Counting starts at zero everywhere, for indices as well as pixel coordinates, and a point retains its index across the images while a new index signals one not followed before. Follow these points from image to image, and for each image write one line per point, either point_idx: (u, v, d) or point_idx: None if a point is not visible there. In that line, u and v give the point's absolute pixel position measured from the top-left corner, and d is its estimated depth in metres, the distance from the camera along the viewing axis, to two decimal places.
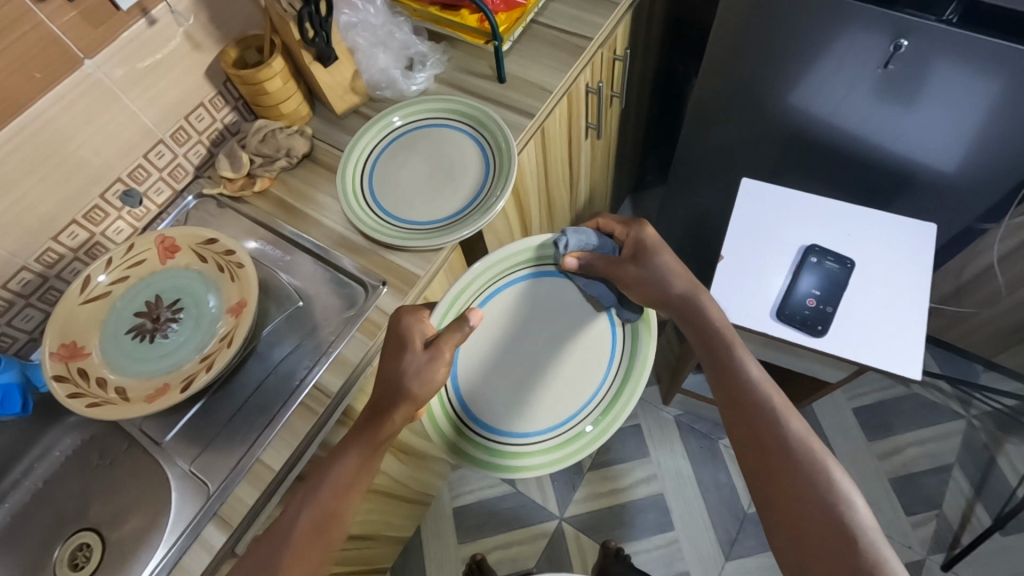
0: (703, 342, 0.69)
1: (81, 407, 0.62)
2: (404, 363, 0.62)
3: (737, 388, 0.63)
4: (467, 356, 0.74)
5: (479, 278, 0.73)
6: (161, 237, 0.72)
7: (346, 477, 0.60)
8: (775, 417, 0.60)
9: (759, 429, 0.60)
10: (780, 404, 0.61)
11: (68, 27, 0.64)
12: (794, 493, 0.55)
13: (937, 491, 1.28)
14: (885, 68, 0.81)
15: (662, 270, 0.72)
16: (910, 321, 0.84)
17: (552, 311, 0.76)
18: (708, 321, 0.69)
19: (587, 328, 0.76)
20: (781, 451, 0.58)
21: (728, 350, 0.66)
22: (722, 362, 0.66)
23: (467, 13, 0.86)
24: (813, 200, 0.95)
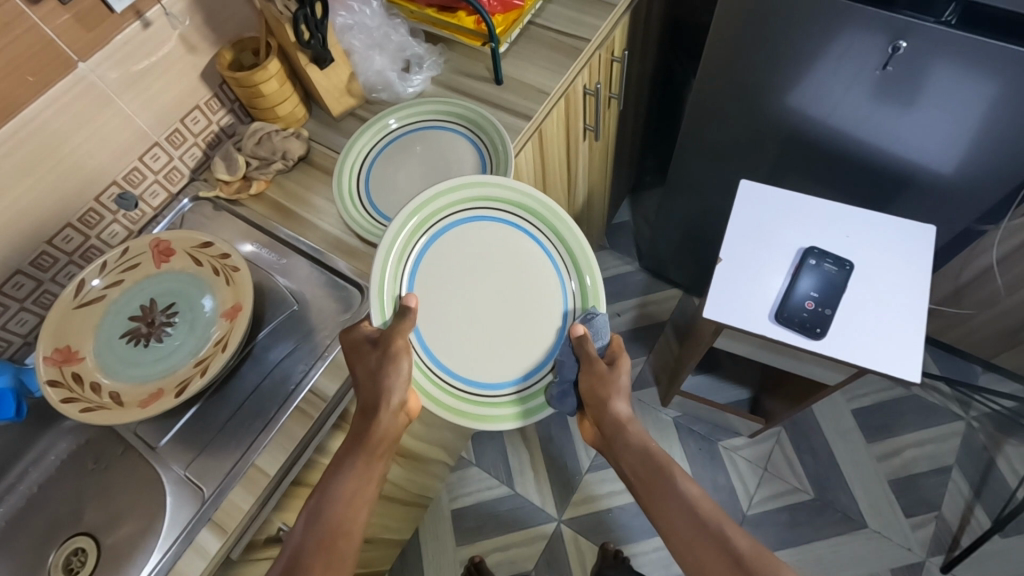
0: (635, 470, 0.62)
1: (75, 412, 0.62)
2: (371, 362, 0.61)
3: (679, 524, 0.56)
4: (427, 335, 0.66)
5: (391, 260, 0.63)
6: (155, 240, 0.71)
7: (352, 484, 0.59)
8: (723, 548, 0.53)
9: (712, 565, 0.53)
10: (724, 527, 0.55)
11: (63, 30, 0.64)
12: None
13: (937, 492, 1.27)
14: (883, 70, 0.81)
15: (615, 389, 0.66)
16: (908, 323, 0.84)
17: (479, 256, 0.69)
18: (635, 445, 0.63)
19: (523, 258, 0.70)
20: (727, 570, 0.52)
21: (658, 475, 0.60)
22: (655, 492, 0.60)
23: (463, 16, 0.85)
24: (812, 202, 0.94)
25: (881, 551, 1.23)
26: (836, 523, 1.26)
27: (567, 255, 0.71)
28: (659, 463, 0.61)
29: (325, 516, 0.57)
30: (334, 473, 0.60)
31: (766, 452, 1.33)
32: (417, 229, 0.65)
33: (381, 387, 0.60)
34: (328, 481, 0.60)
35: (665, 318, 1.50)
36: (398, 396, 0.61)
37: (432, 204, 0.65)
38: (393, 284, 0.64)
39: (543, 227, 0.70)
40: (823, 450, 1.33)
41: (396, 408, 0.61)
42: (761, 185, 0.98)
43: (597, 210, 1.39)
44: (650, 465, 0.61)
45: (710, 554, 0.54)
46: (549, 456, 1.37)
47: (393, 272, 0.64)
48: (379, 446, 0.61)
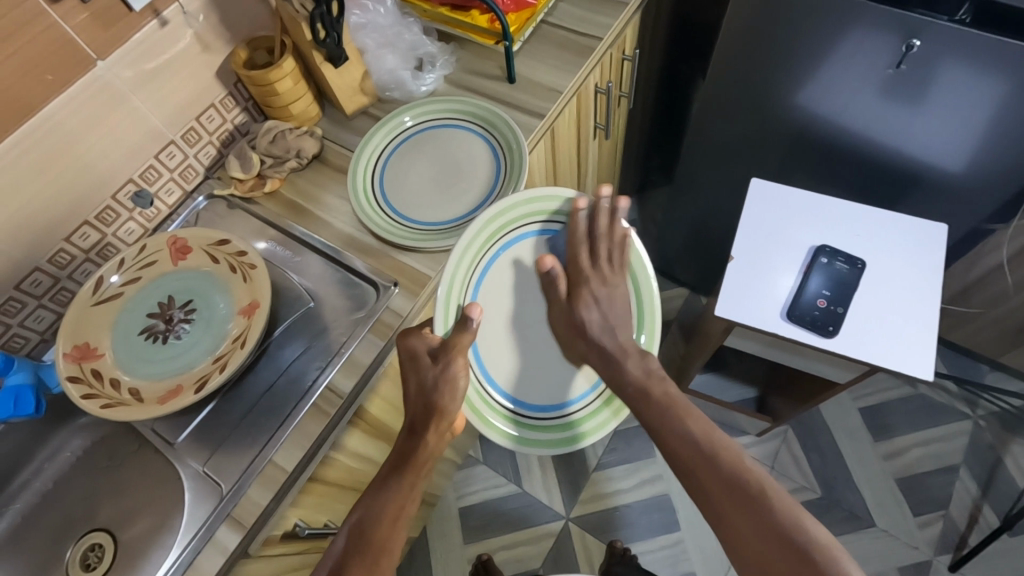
0: (643, 396, 0.64)
1: (96, 408, 0.62)
2: (427, 379, 0.62)
3: (683, 448, 0.60)
4: (489, 350, 0.70)
5: (461, 270, 0.65)
6: (173, 238, 0.72)
7: (397, 500, 0.61)
8: (715, 466, 0.58)
9: (713, 486, 0.57)
10: (729, 446, 0.59)
11: (81, 28, 0.64)
12: (756, 543, 0.54)
13: (945, 491, 1.27)
14: (896, 69, 0.81)
15: (589, 310, 0.69)
16: (919, 323, 0.84)
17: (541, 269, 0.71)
18: (639, 372, 0.66)
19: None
20: (722, 485, 0.57)
21: (665, 403, 0.63)
22: (663, 419, 0.62)
23: (477, 14, 0.86)
24: (823, 202, 0.94)
25: (887, 549, 1.23)
26: (843, 522, 1.26)
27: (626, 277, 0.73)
28: (664, 390, 0.64)
29: (369, 532, 0.59)
30: (380, 489, 0.62)
31: (773, 451, 1.34)
32: (489, 237, 0.67)
33: (432, 407, 0.62)
34: (375, 496, 0.62)
35: (671, 317, 1.50)
36: (448, 418, 0.62)
37: (506, 216, 0.68)
38: (460, 293, 0.66)
39: None
40: (830, 449, 1.33)
41: (444, 429, 0.63)
42: (771, 184, 0.98)
43: None
44: (657, 392, 0.64)
45: (712, 473, 0.58)
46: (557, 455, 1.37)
47: (462, 282, 0.66)
48: (423, 468, 0.63)
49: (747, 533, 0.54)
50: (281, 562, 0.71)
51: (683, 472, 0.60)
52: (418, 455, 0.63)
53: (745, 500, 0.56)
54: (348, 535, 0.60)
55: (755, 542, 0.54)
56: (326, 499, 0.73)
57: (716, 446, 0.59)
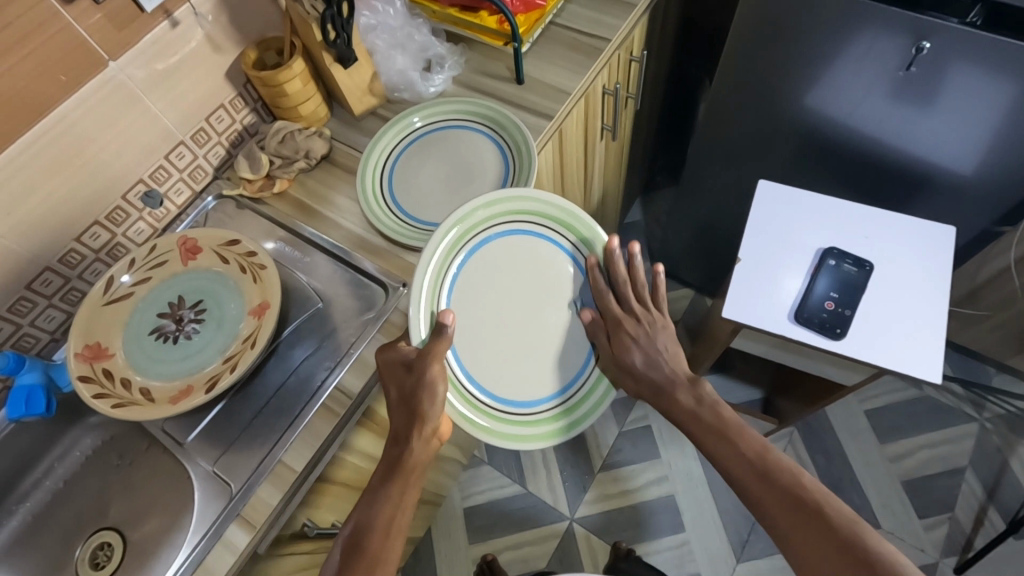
0: (697, 422, 0.65)
1: (107, 407, 0.62)
2: (408, 388, 0.62)
3: (742, 468, 0.59)
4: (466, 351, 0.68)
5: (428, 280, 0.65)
6: (183, 239, 0.72)
7: (390, 507, 0.59)
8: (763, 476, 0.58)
9: (776, 505, 0.56)
10: (784, 464, 0.58)
11: (94, 29, 0.64)
12: (818, 551, 0.52)
13: (951, 493, 1.27)
14: (906, 70, 0.81)
15: (635, 350, 0.69)
16: (929, 325, 0.83)
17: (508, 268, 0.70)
18: (693, 402, 0.66)
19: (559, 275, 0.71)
20: (770, 491, 0.57)
21: (717, 428, 0.63)
22: (719, 440, 0.62)
23: (486, 15, 0.85)
24: (830, 203, 0.94)
25: None
26: None
27: (601, 273, 0.71)
28: (723, 411, 0.65)
29: (365, 542, 0.57)
30: (374, 499, 0.60)
31: None
32: (451, 246, 0.67)
33: (416, 411, 0.61)
34: (368, 506, 0.59)
35: (677, 318, 1.50)
36: (432, 421, 0.61)
37: (466, 222, 0.67)
38: (431, 301, 0.65)
39: (578, 243, 0.71)
40: (836, 451, 1.33)
41: (430, 432, 0.62)
42: (779, 185, 0.98)
43: (610, 210, 1.38)
44: (709, 418, 0.65)
45: (769, 489, 0.57)
46: (562, 455, 1.37)
47: (433, 291, 0.66)
48: (414, 472, 0.61)
49: (808, 546, 0.53)
50: (291, 563, 0.71)
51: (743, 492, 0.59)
52: (406, 461, 0.61)
53: (806, 514, 0.54)
54: (342, 548, 0.57)
55: (817, 552, 0.52)
56: (333, 499, 0.73)
57: (767, 462, 0.59)
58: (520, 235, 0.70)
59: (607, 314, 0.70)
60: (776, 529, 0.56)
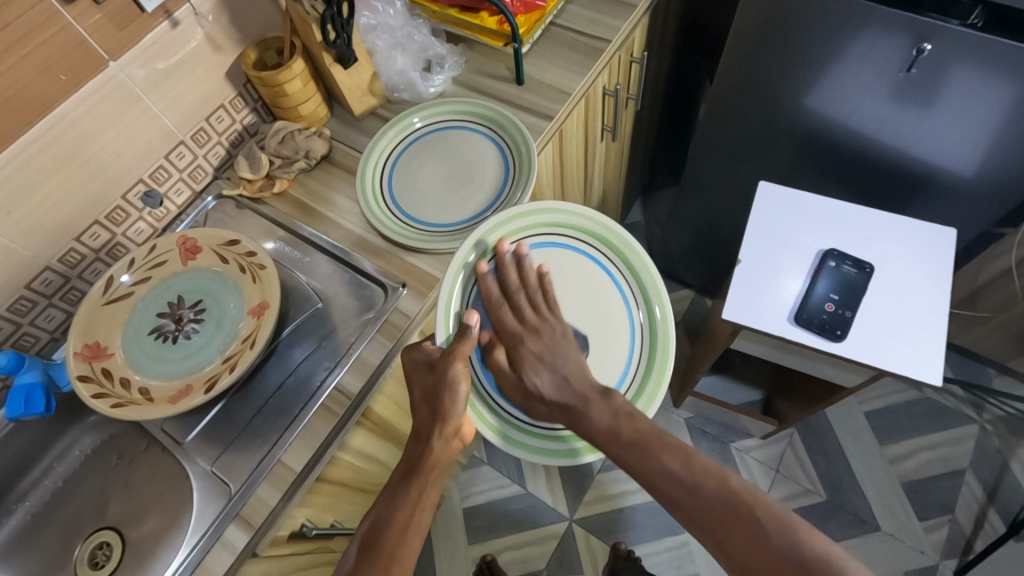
0: (615, 441, 0.61)
1: (106, 407, 0.62)
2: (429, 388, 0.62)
3: (669, 481, 0.57)
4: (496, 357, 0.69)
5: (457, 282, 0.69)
6: (183, 239, 0.72)
7: (409, 507, 0.59)
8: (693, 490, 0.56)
9: (706, 515, 0.54)
10: (712, 470, 0.57)
11: (94, 29, 0.64)
12: (753, 557, 0.51)
13: (951, 495, 1.27)
14: (907, 72, 0.81)
15: (538, 371, 0.66)
16: (930, 328, 0.83)
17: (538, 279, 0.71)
18: (603, 413, 0.62)
19: (598, 295, 0.71)
20: (702, 505, 0.55)
21: (638, 437, 0.60)
22: (637, 453, 0.60)
23: (486, 16, 0.85)
24: (831, 204, 0.94)
25: (894, 554, 1.22)
26: (849, 525, 1.25)
27: (638, 290, 0.70)
28: (639, 420, 0.61)
29: (382, 540, 0.56)
30: (394, 498, 0.60)
31: (778, 454, 1.33)
32: (479, 254, 0.69)
33: (439, 411, 0.62)
34: (387, 505, 0.59)
35: (677, 319, 1.50)
36: (453, 421, 0.61)
37: (494, 232, 0.70)
38: (459, 302, 0.68)
39: (612, 256, 0.71)
40: (835, 452, 1.32)
41: (453, 433, 0.62)
42: (780, 187, 0.98)
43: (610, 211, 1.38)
44: (627, 430, 0.61)
45: (698, 501, 0.55)
46: None
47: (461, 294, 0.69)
48: (435, 473, 0.61)
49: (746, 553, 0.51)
50: (290, 562, 0.72)
51: (673, 508, 0.57)
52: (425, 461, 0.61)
53: (736, 518, 0.53)
54: (359, 545, 0.57)
55: (752, 556, 0.51)
56: (332, 499, 0.73)
57: (696, 474, 0.57)
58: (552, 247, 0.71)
59: (502, 329, 0.68)
60: (713, 543, 0.54)
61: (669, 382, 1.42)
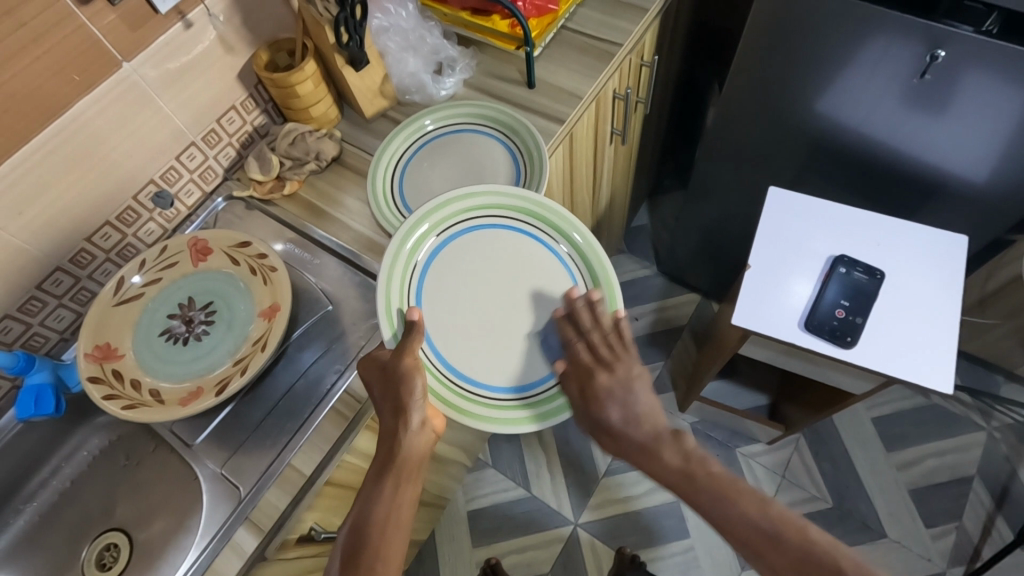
0: (689, 481, 0.61)
1: (117, 408, 0.62)
2: (387, 387, 0.61)
3: (749, 532, 0.57)
4: (443, 343, 0.66)
5: (393, 282, 0.64)
6: (194, 240, 0.72)
7: (387, 505, 0.58)
8: (774, 543, 0.55)
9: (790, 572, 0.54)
10: (790, 521, 0.56)
11: (109, 30, 0.64)
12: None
13: (959, 503, 1.26)
14: (920, 78, 0.81)
15: (609, 406, 0.67)
16: (943, 335, 0.83)
17: (466, 264, 0.69)
18: (675, 456, 0.63)
19: (523, 257, 0.70)
20: (781, 555, 0.55)
21: (712, 484, 0.60)
22: (712, 504, 0.59)
23: (498, 19, 0.85)
24: (843, 211, 0.94)
25: (901, 561, 1.22)
26: (856, 532, 1.25)
27: (552, 230, 0.70)
28: (708, 469, 0.62)
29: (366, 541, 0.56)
30: (372, 498, 0.59)
31: (785, 460, 1.33)
32: (408, 257, 0.66)
33: (400, 407, 0.60)
34: (364, 507, 0.59)
35: (683, 323, 1.50)
36: (416, 413, 0.60)
37: (420, 230, 0.67)
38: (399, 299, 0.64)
39: (525, 215, 0.70)
40: (842, 458, 1.32)
41: (420, 425, 0.61)
42: (791, 192, 0.98)
43: (618, 214, 1.38)
44: (700, 474, 0.62)
45: (776, 553, 0.55)
46: (566, 460, 1.36)
47: (399, 290, 0.65)
48: (409, 466, 0.60)
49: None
50: (298, 565, 0.71)
51: (752, 558, 0.57)
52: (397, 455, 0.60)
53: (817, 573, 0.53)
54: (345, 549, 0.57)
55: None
56: (339, 503, 0.73)
57: (774, 522, 0.56)
58: (476, 228, 0.69)
59: (576, 363, 0.66)
60: None
61: (675, 386, 1.42)
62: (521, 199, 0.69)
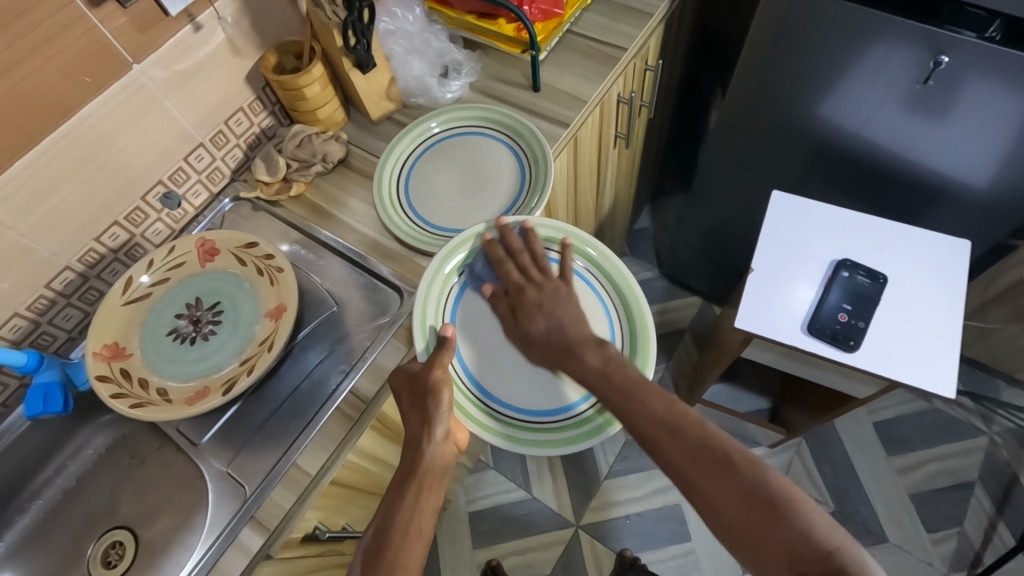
0: (603, 380, 0.60)
1: (125, 407, 0.63)
2: (414, 398, 0.62)
3: (653, 422, 0.56)
4: (479, 367, 0.68)
5: (429, 303, 0.69)
6: (201, 240, 0.72)
7: (407, 513, 0.58)
8: (675, 436, 0.55)
9: (681, 461, 0.53)
10: (692, 417, 0.56)
11: (119, 32, 0.65)
12: (726, 506, 0.51)
13: (959, 507, 1.26)
14: (923, 84, 0.81)
15: (536, 318, 0.66)
16: (946, 337, 0.83)
17: (499, 293, 0.72)
18: (596, 358, 0.62)
19: None
20: (677, 444, 0.54)
21: (624, 383, 0.59)
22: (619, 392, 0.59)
23: (503, 23, 0.86)
24: (845, 215, 0.94)
25: (902, 566, 1.22)
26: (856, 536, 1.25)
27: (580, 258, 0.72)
28: (625, 372, 0.60)
29: (385, 547, 0.56)
30: (394, 505, 0.59)
31: (785, 464, 1.33)
32: (443, 284, 0.70)
33: (425, 418, 0.61)
34: (386, 513, 0.58)
35: (685, 326, 1.50)
36: (441, 424, 0.61)
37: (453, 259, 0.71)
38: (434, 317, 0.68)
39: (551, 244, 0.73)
40: (843, 462, 1.32)
41: (445, 437, 0.62)
42: (794, 196, 0.98)
43: (621, 217, 1.38)
44: (617, 375, 0.60)
45: (674, 441, 0.54)
46: (567, 461, 1.37)
47: (435, 314, 0.69)
48: (431, 477, 0.60)
49: (719, 499, 0.51)
50: (300, 565, 0.72)
51: (653, 454, 0.56)
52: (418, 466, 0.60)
53: (709, 462, 0.52)
54: (365, 555, 0.56)
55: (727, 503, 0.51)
56: (342, 503, 0.73)
57: (677, 417, 0.56)
58: None
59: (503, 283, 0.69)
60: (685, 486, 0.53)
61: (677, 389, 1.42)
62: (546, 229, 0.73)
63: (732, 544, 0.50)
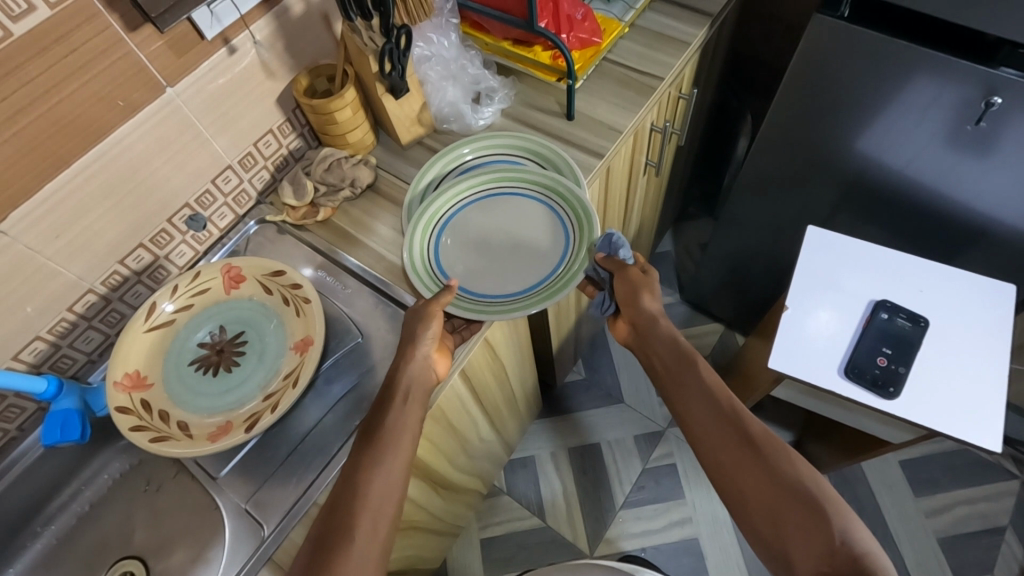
0: (667, 357, 0.68)
1: (145, 441, 0.61)
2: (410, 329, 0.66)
3: (700, 419, 0.62)
4: (463, 280, 0.73)
5: (415, 253, 0.73)
6: (228, 266, 0.71)
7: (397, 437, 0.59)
8: (714, 416, 0.61)
9: (724, 454, 0.59)
10: (734, 406, 0.61)
11: (155, 56, 0.64)
12: (764, 506, 0.55)
13: (990, 554, 1.21)
14: (975, 125, 0.78)
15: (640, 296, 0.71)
16: (993, 389, 0.80)
17: (464, 233, 0.76)
18: (666, 337, 0.69)
19: (511, 215, 0.77)
20: (710, 426, 0.61)
21: (676, 365, 0.67)
22: (678, 382, 0.66)
23: (540, 50, 0.86)
24: (886, 254, 0.91)
25: None
26: None
27: (522, 181, 0.77)
28: (684, 355, 0.67)
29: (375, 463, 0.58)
30: (378, 410, 0.62)
31: None
32: (422, 234, 0.74)
33: (411, 340, 0.65)
34: (374, 418, 0.61)
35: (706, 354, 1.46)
36: (423, 350, 0.65)
37: (426, 211, 0.75)
38: (421, 263, 0.73)
39: (501, 180, 0.77)
40: (870, 502, 1.27)
41: (427, 359, 0.65)
42: (832, 233, 0.95)
43: (645, 242, 1.35)
44: (675, 354, 0.68)
45: (721, 438, 0.60)
46: (582, 489, 1.34)
47: (421, 262, 0.73)
48: (414, 392, 0.63)
49: (740, 478, 0.57)
50: None
51: (686, 428, 0.63)
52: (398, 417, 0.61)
53: (749, 456, 0.58)
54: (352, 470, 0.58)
55: (761, 502, 0.56)
56: None
57: (718, 404, 0.62)
58: (472, 206, 0.77)
59: (628, 263, 0.71)
60: (709, 461, 0.60)
61: None
62: (495, 175, 0.77)
63: (761, 539, 0.55)
